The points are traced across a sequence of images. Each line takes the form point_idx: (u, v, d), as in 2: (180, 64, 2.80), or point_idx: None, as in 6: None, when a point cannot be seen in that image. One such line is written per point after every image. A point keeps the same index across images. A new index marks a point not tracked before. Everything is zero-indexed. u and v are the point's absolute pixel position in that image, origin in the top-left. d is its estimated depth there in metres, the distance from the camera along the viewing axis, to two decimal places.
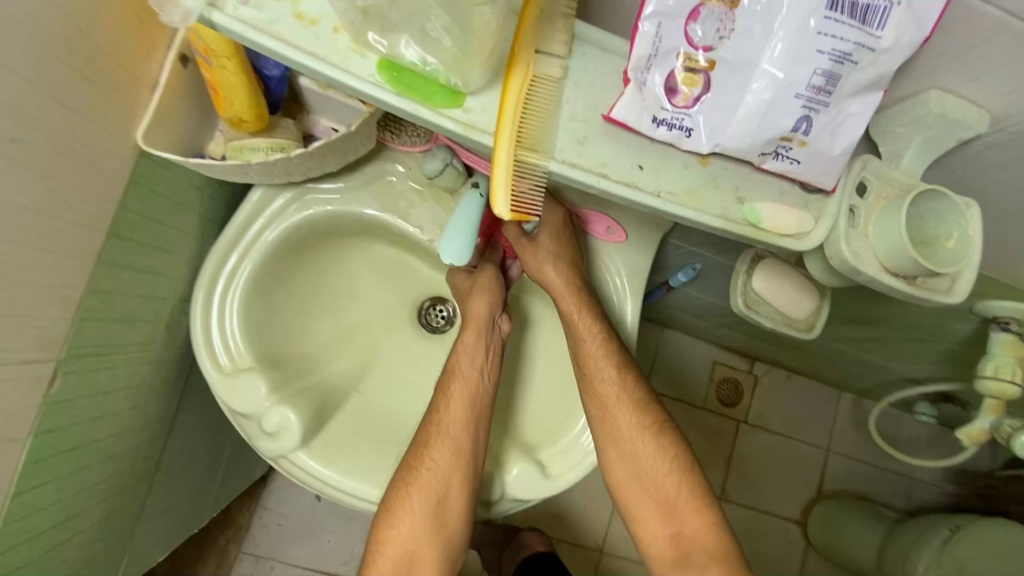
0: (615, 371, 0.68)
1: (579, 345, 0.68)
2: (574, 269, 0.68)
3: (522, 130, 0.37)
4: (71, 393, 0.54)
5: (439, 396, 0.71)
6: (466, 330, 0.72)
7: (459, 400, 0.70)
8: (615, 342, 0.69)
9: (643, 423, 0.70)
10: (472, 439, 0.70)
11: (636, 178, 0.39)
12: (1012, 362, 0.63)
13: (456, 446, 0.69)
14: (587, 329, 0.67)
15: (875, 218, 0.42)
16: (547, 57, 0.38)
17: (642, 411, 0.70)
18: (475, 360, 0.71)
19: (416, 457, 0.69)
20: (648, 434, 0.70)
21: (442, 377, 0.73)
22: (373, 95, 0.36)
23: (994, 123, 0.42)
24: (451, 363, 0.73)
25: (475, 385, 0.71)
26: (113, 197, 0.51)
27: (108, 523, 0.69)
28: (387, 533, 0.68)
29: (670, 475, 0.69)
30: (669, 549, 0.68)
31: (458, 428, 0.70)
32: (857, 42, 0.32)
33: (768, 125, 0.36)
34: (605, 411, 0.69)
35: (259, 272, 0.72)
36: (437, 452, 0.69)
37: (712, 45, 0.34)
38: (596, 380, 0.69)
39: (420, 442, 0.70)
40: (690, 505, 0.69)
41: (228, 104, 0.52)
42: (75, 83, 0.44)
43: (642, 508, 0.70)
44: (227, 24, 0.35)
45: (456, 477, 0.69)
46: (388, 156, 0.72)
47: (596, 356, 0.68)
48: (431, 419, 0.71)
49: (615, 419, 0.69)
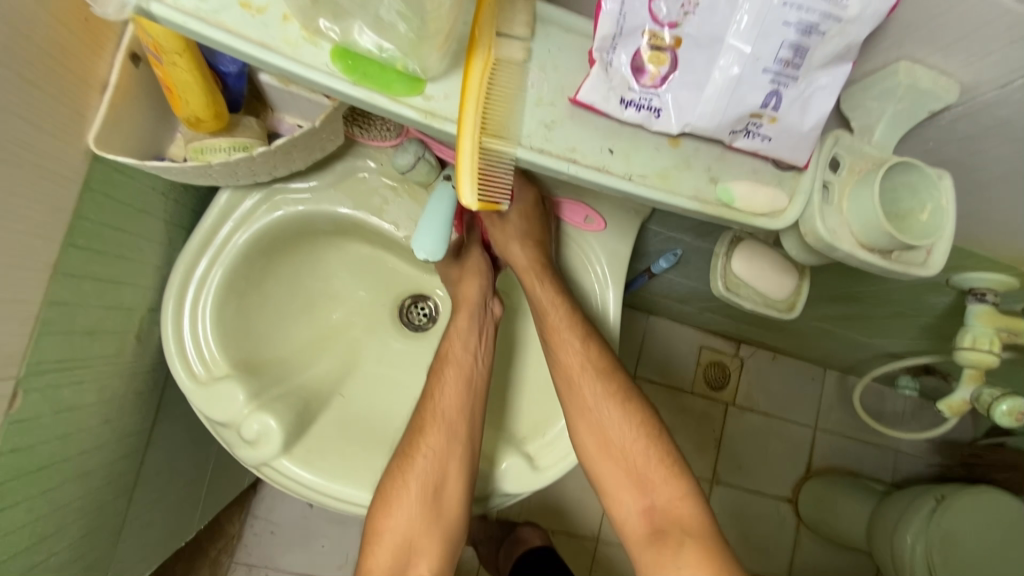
0: (582, 341, 0.67)
1: (544, 317, 0.68)
2: (543, 249, 0.68)
3: (485, 118, 0.36)
4: (34, 411, 0.52)
5: (433, 381, 0.71)
6: (456, 315, 0.72)
7: (455, 384, 0.70)
8: (580, 315, 0.68)
9: (614, 396, 0.69)
10: (467, 423, 0.69)
11: (606, 161, 0.38)
12: (990, 332, 0.64)
13: (451, 432, 0.68)
14: (549, 300, 0.67)
15: (848, 193, 0.42)
16: (508, 40, 0.37)
17: (612, 384, 0.69)
18: (469, 345, 0.71)
19: (410, 444, 0.69)
20: (620, 407, 0.69)
21: (434, 362, 0.72)
22: (329, 85, 0.35)
23: (964, 92, 0.42)
24: (443, 347, 0.72)
25: (470, 369, 0.70)
26: (68, 205, 0.49)
27: (86, 542, 0.67)
28: (382, 527, 0.66)
29: (639, 446, 0.69)
30: (642, 521, 0.67)
31: (454, 412, 0.69)
32: (824, 13, 0.32)
33: (737, 102, 0.35)
34: (573, 383, 0.69)
35: (231, 277, 0.69)
36: (433, 436, 0.68)
37: (676, 22, 0.33)
38: (562, 351, 0.68)
39: (416, 429, 0.69)
40: (661, 475, 0.67)
41: (183, 103, 0.50)
42: (17, 85, 0.42)
43: (614, 481, 0.69)
44: (167, 15, 0.33)
45: (452, 462, 0.67)
46: (358, 152, 0.70)
47: (561, 328, 0.68)
48: (425, 404, 0.70)
49: (583, 390, 0.68)
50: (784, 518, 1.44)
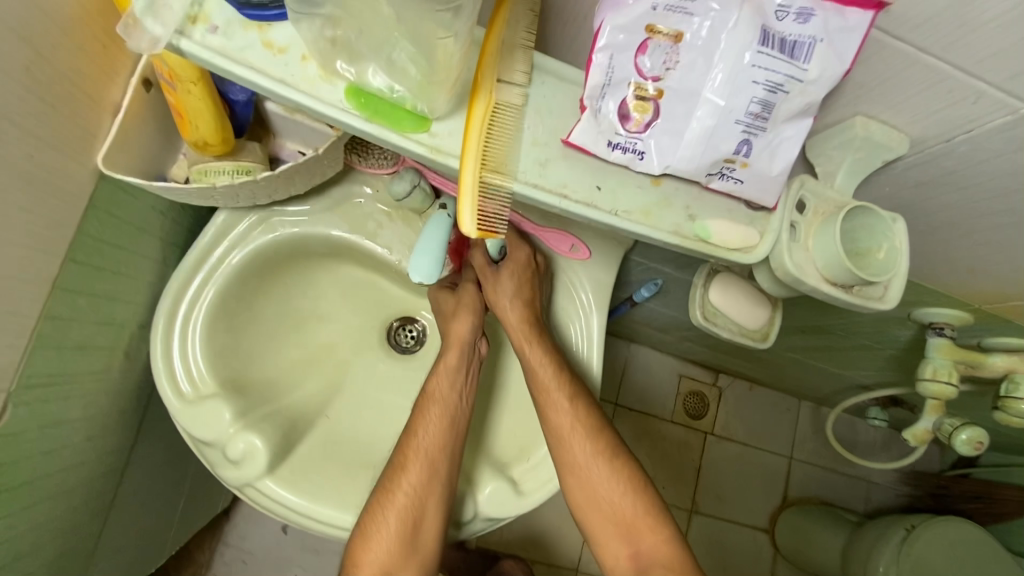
0: (568, 399, 0.70)
1: (533, 375, 0.71)
2: (532, 307, 0.72)
3: (486, 155, 0.39)
4: (21, 425, 0.51)
5: (416, 418, 0.72)
6: (446, 354, 0.74)
7: (437, 425, 0.71)
8: (567, 373, 0.71)
9: (601, 451, 0.73)
10: (449, 459, 0.70)
11: (595, 197, 0.41)
12: (948, 364, 0.68)
13: (433, 470, 0.69)
14: (538, 361, 0.71)
15: (814, 233, 0.46)
16: (508, 86, 0.40)
17: (598, 439, 0.73)
18: (453, 385, 0.72)
19: (393, 482, 0.70)
20: (607, 461, 0.73)
21: (419, 399, 0.73)
22: (341, 119, 0.38)
23: (914, 145, 0.47)
24: (429, 385, 0.73)
25: (453, 407, 0.72)
26: (72, 222, 0.50)
27: (58, 564, 0.65)
28: (362, 558, 0.68)
29: (625, 497, 0.72)
30: (629, 569, 0.70)
31: (436, 450, 0.70)
32: (787, 74, 0.36)
33: (713, 149, 0.39)
34: (563, 441, 0.71)
35: (223, 296, 0.71)
36: (414, 474, 0.69)
37: (659, 76, 0.37)
38: (551, 411, 0.70)
39: (398, 461, 0.71)
40: (646, 524, 0.71)
41: (193, 128, 0.53)
42: (36, 107, 0.44)
43: (602, 531, 0.72)
44: (195, 51, 0.36)
45: (431, 501, 0.69)
46: (355, 178, 0.73)
47: (551, 387, 0.70)
48: (408, 438, 0.71)
49: (572, 448, 0.71)
50: (759, 547, 1.46)
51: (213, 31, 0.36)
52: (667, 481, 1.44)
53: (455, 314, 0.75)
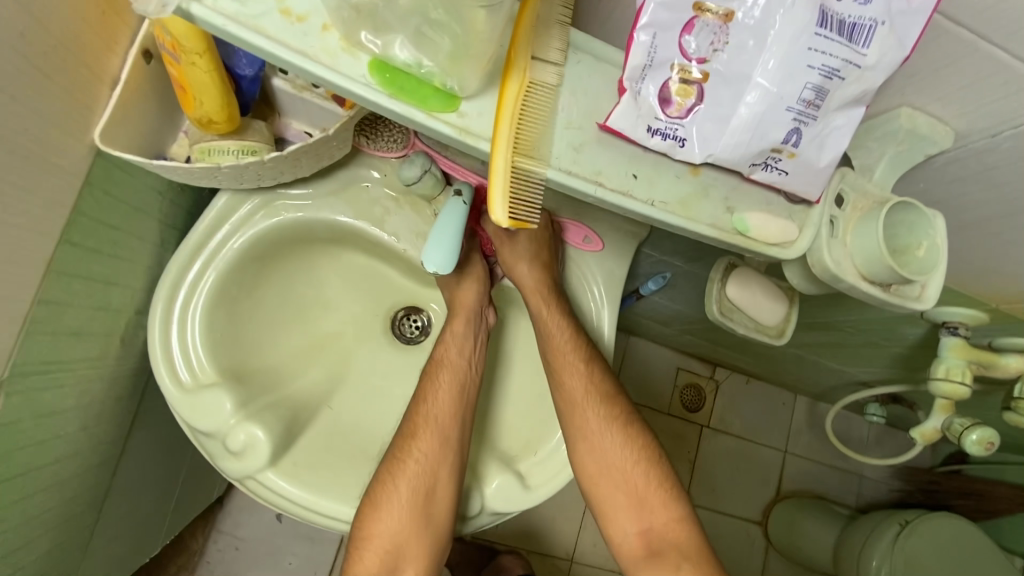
0: (584, 366, 0.70)
1: (548, 341, 0.70)
2: (549, 272, 0.69)
3: (519, 137, 0.37)
4: (12, 415, 0.49)
5: (427, 386, 0.71)
6: (454, 320, 0.73)
7: (448, 391, 0.71)
8: (582, 336, 0.70)
9: (615, 421, 0.73)
10: (460, 420, 0.70)
11: (631, 186, 0.39)
12: (962, 363, 0.66)
13: (443, 437, 0.69)
14: (556, 324, 0.69)
15: (852, 228, 0.44)
16: (543, 64, 0.38)
17: (612, 407, 0.73)
18: (464, 349, 0.72)
19: (402, 450, 0.69)
20: (620, 432, 0.72)
21: (429, 366, 0.73)
22: (365, 96, 0.35)
23: (957, 139, 0.45)
24: (439, 352, 0.73)
25: (463, 372, 0.72)
26: (68, 201, 0.47)
27: (50, 557, 0.63)
28: (372, 530, 0.66)
29: (638, 468, 0.72)
30: (640, 542, 0.70)
31: (448, 417, 0.70)
32: (845, 59, 0.34)
33: (760, 138, 0.36)
34: (577, 409, 0.70)
35: (224, 281, 0.68)
36: (425, 440, 0.69)
37: (706, 57, 0.35)
38: (567, 379, 0.70)
39: (408, 426, 0.70)
40: (659, 497, 0.71)
41: (197, 103, 0.49)
42: (30, 76, 0.41)
43: (613, 503, 0.71)
44: (206, 17, 0.33)
45: (444, 467, 0.68)
46: (362, 161, 0.70)
47: (566, 350, 0.69)
48: (417, 404, 0.71)
49: (588, 416, 0.70)
50: (753, 540, 1.47)
51: None
52: None
53: (462, 282, 0.74)
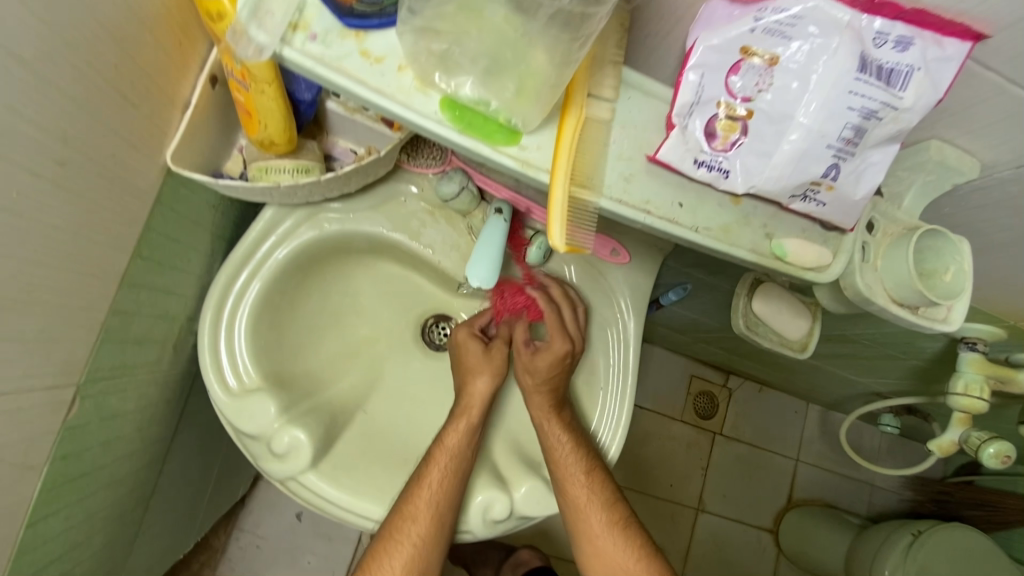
0: (585, 477, 0.72)
1: (551, 453, 0.72)
2: (557, 380, 0.72)
3: (575, 169, 0.40)
4: (84, 418, 0.52)
5: (424, 473, 0.70)
6: (465, 413, 0.72)
7: (445, 482, 0.69)
8: (584, 451, 0.72)
9: (614, 522, 0.75)
10: (453, 508, 0.71)
11: (676, 215, 0.42)
12: (980, 378, 0.67)
13: (439, 524, 0.70)
14: (557, 437, 0.72)
15: (883, 253, 0.46)
16: (597, 101, 0.41)
17: (614, 512, 0.76)
18: (467, 442, 0.71)
19: (397, 530, 0.70)
20: (621, 534, 0.75)
21: (430, 450, 0.71)
22: (435, 132, 0.38)
23: (982, 169, 0.47)
24: (440, 438, 0.71)
25: (464, 463, 0.71)
26: (141, 218, 0.50)
27: (104, 551, 0.66)
28: None
29: (639, 564, 0.74)
30: None
31: (445, 506, 0.70)
32: (883, 101, 0.36)
33: (800, 171, 0.39)
34: (581, 514, 0.74)
35: (268, 290, 0.71)
36: (420, 530, 0.70)
37: (750, 96, 0.38)
38: (568, 488, 0.72)
39: (405, 507, 0.70)
40: None
41: (262, 127, 0.53)
42: (119, 105, 0.44)
43: None
44: (296, 59, 0.36)
45: (437, 547, 0.71)
46: (402, 177, 0.73)
47: (570, 466, 0.72)
48: (415, 487, 0.69)
49: (590, 519, 0.74)
50: (764, 547, 1.48)
51: (312, 39, 0.36)
52: (677, 480, 1.46)
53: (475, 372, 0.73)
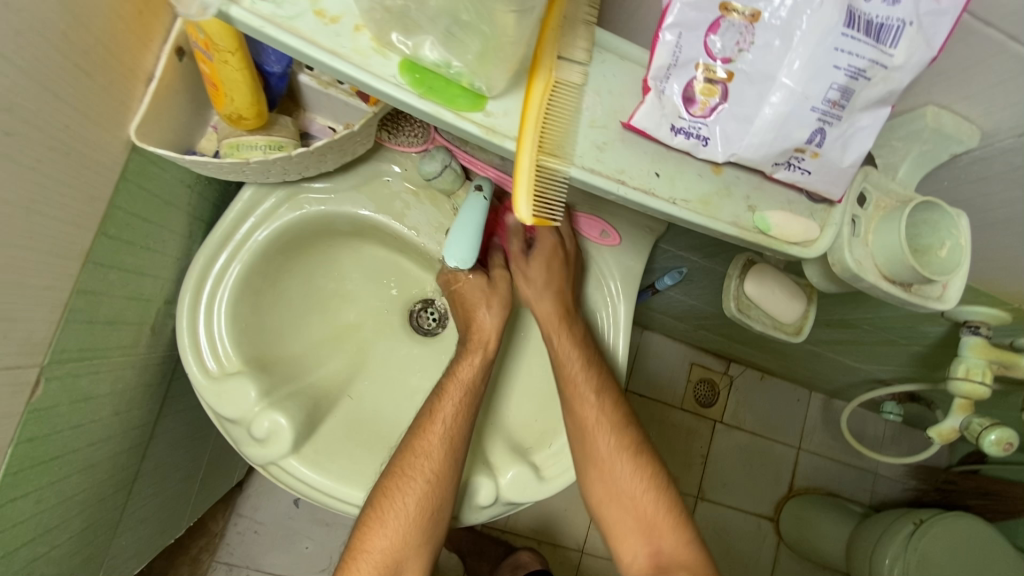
0: (596, 397, 0.70)
1: (561, 367, 0.70)
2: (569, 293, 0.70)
3: (543, 136, 0.38)
4: (52, 400, 0.51)
5: (439, 398, 0.69)
6: (473, 346, 0.70)
7: (459, 406, 0.69)
8: (594, 370, 0.70)
9: (625, 449, 0.74)
10: (467, 439, 0.69)
11: (652, 185, 0.40)
12: (982, 363, 0.65)
13: (451, 453, 0.68)
14: (566, 351, 0.69)
15: (874, 227, 0.44)
16: (568, 64, 0.38)
17: (625, 436, 0.74)
18: (479, 371, 0.70)
19: (407, 465, 0.68)
20: (631, 462, 0.73)
21: (443, 381, 0.70)
22: (395, 96, 0.36)
23: (983, 138, 0.45)
24: (453, 368, 0.70)
25: (478, 392, 0.70)
26: (104, 195, 0.49)
27: (85, 535, 0.65)
28: (370, 543, 0.67)
29: (647, 494, 0.72)
30: (648, 565, 0.70)
31: (459, 434, 0.68)
32: (872, 59, 0.34)
33: (783, 138, 0.37)
34: (588, 436, 0.71)
35: (249, 273, 0.70)
36: (432, 458, 0.67)
37: (731, 57, 0.35)
38: (578, 408, 0.70)
39: (417, 441, 0.68)
40: (668, 523, 0.71)
41: (227, 100, 0.51)
42: (71, 75, 0.42)
43: (622, 524, 0.72)
44: (245, 19, 0.33)
45: (450, 486, 0.68)
46: (384, 156, 0.71)
47: (578, 379, 0.70)
48: (429, 422, 0.68)
49: (598, 443, 0.72)
50: (764, 535, 1.47)
51: None
52: (677, 467, 1.45)
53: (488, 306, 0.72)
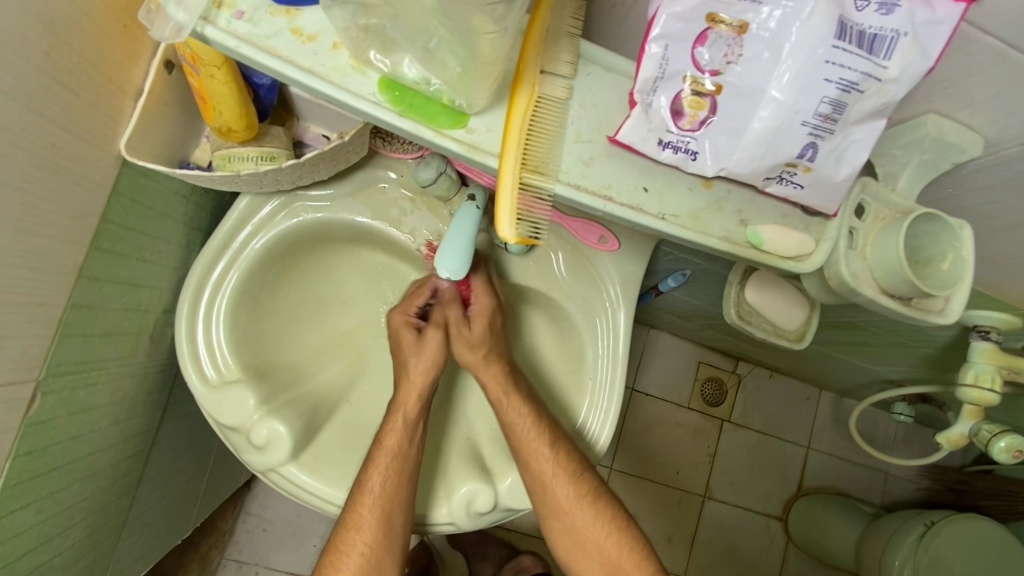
0: (549, 448, 0.68)
1: (512, 427, 0.69)
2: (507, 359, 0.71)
3: (527, 153, 0.37)
4: (50, 413, 0.52)
5: (367, 469, 0.67)
6: (404, 406, 0.69)
7: (389, 476, 0.67)
8: (546, 422, 0.69)
9: (586, 496, 0.71)
10: (400, 509, 0.68)
11: (640, 200, 0.39)
12: (993, 369, 0.62)
13: (387, 526, 0.67)
14: (516, 412, 0.69)
15: (873, 240, 0.43)
16: (552, 78, 0.38)
17: (583, 485, 0.70)
18: (409, 438, 0.69)
19: (344, 539, 0.68)
20: (592, 507, 0.71)
21: (370, 450, 0.69)
22: (374, 115, 0.36)
23: (988, 146, 0.43)
24: (379, 437, 0.68)
25: (407, 461, 0.68)
26: (96, 210, 0.49)
27: (89, 541, 0.67)
28: None
29: (609, 537, 0.71)
30: None
31: (390, 505, 0.67)
32: (865, 72, 0.32)
33: (774, 152, 0.36)
34: (546, 487, 0.68)
35: (248, 280, 0.70)
36: (368, 533, 0.67)
37: (718, 69, 0.34)
38: (533, 458, 0.68)
39: (348, 514, 0.67)
40: (632, 561, 0.70)
41: (216, 113, 0.50)
42: (56, 93, 0.42)
43: (587, 567, 0.71)
44: (220, 38, 0.33)
45: (388, 554, 0.68)
46: (379, 162, 0.71)
47: (529, 436, 0.68)
48: (359, 495, 0.67)
49: (555, 493, 0.69)
50: (772, 536, 1.46)
51: (239, 17, 0.34)
52: (684, 467, 1.44)
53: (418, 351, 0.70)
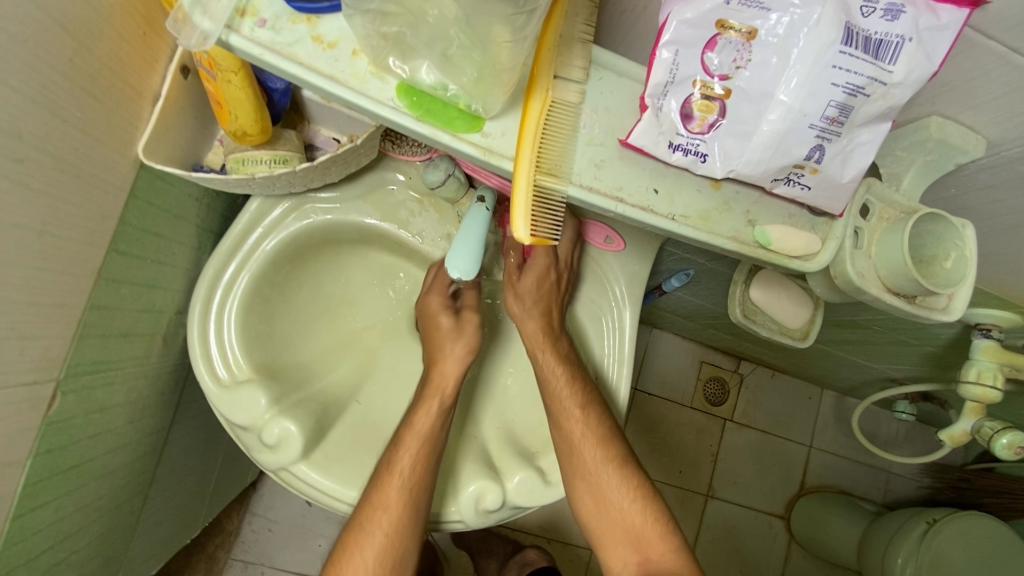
0: (580, 411, 0.68)
1: (546, 383, 0.69)
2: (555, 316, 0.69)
3: (541, 156, 0.38)
4: (68, 412, 0.52)
5: (394, 447, 0.68)
6: (437, 393, 0.70)
7: (416, 454, 0.68)
8: (581, 382, 0.69)
9: (613, 461, 0.71)
10: (426, 488, 0.68)
11: (651, 202, 0.40)
12: (994, 366, 0.63)
13: (414, 502, 0.67)
14: (550, 367, 0.69)
15: (877, 239, 0.44)
16: (565, 83, 0.39)
17: (611, 449, 0.71)
18: (438, 418, 0.69)
19: (367, 520, 0.67)
20: (618, 473, 0.71)
21: (398, 431, 0.69)
22: (393, 119, 0.36)
23: (989, 148, 0.44)
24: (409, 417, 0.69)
25: (438, 441, 0.69)
26: (114, 213, 0.50)
27: (103, 539, 0.67)
28: None
29: (634, 504, 0.71)
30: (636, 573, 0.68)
31: (421, 481, 0.67)
32: (870, 76, 0.33)
33: (781, 154, 0.36)
34: (574, 448, 0.69)
35: (257, 282, 0.71)
36: (391, 512, 0.66)
37: (728, 74, 0.35)
38: (565, 421, 0.69)
39: (375, 494, 0.67)
40: (656, 530, 0.69)
41: (232, 117, 0.51)
42: (78, 98, 0.43)
43: (608, 535, 0.70)
44: (243, 46, 0.34)
45: (408, 533, 0.67)
46: (388, 165, 0.71)
47: (563, 394, 0.69)
48: (387, 473, 0.67)
49: (584, 455, 0.69)
50: (775, 534, 1.46)
51: (262, 25, 0.35)
52: (687, 466, 1.45)
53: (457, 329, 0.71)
